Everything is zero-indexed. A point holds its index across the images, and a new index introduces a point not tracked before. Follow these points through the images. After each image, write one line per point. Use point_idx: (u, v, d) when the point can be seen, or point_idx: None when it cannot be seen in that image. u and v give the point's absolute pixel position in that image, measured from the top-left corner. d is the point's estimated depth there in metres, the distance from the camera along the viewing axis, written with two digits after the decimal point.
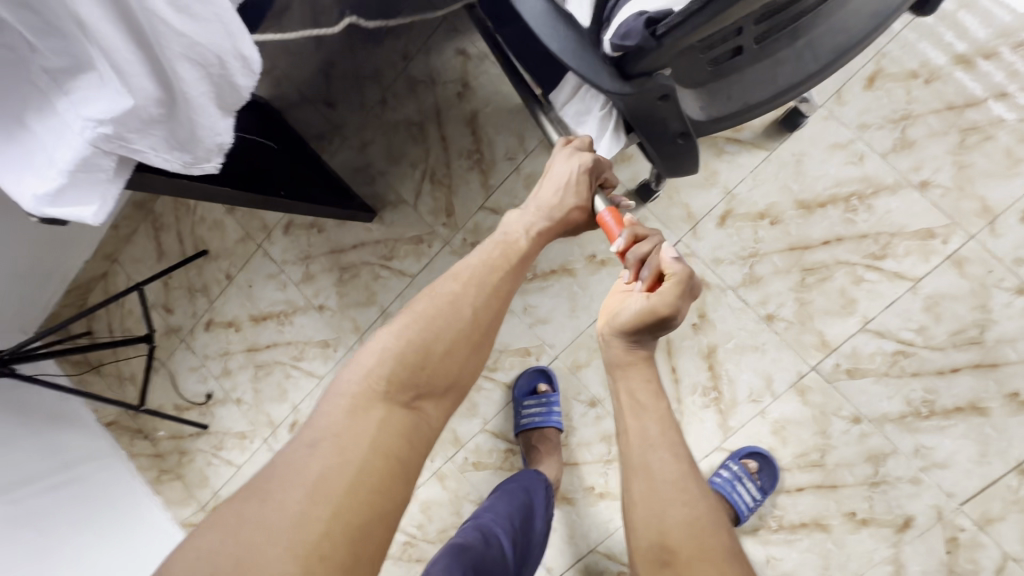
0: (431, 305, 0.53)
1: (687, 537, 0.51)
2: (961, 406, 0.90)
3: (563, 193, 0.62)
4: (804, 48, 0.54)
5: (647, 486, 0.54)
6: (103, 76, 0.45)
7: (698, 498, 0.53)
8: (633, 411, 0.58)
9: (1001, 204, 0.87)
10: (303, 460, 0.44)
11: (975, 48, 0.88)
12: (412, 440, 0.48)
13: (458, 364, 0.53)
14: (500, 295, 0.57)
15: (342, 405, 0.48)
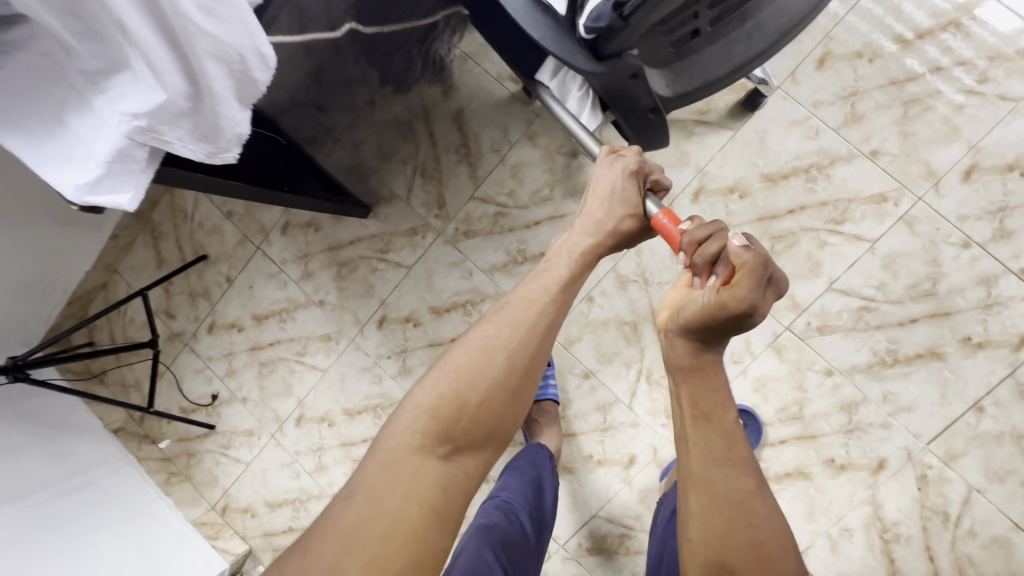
0: (467, 358, 0.60)
1: (749, 556, 0.53)
2: (922, 353, 0.98)
3: (609, 204, 0.69)
4: (753, 29, 0.62)
5: (708, 500, 0.55)
6: (137, 74, 0.50)
7: (764, 520, 0.54)
8: (697, 420, 0.57)
9: (943, 166, 0.96)
10: (343, 511, 0.52)
11: (910, 29, 0.97)
12: (448, 489, 0.55)
13: (493, 415, 0.59)
14: (535, 339, 0.63)
15: (383, 461, 0.55)
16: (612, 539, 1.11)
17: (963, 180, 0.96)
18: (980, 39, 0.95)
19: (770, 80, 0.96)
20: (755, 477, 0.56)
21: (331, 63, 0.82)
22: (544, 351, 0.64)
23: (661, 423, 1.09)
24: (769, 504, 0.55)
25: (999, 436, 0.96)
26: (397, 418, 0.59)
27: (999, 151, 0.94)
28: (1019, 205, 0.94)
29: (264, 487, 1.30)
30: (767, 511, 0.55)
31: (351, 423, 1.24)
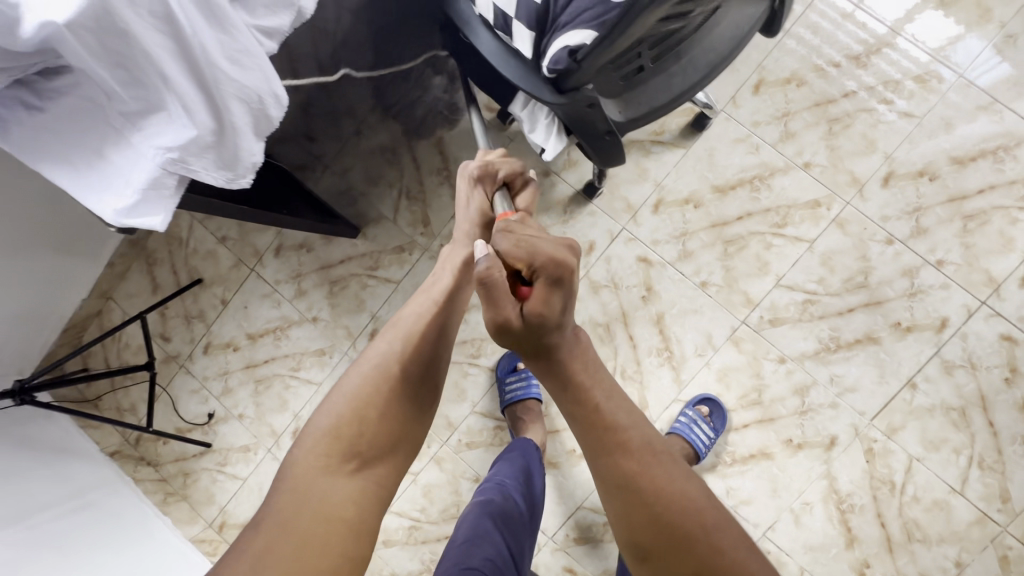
0: (363, 379, 0.69)
1: (653, 532, 0.60)
2: (860, 338, 1.11)
3: (468, 214, 0.80)
4: (687, 66, 0.75)
5: (605, 486, 0.64)
6: (171, 113, 0.59)
7: (665, 484, 0.62)
8: (574, 419, 0.66)
9: (865, 174, 1.11)
10: (254, 538, 0.59)
11: (830, 57, 1.12)
12: (360, 493, 0.64)
13: (391, 426, 0.68)
14: (430, 350, 0.73)
15: (296, 486, 0.62)
16: (598, 527, 1.19)
17: (883, 186, 1.10)
18: (888, 64, 1.11)
19: (713, 105, 1.09)
20: (643, 448, 0.64)
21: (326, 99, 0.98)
22: (436, 359, 0.74)
23: None
24: (662, 465, 0.63)
25: (931, 409, 1.09)
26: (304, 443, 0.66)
27: (911, 160, 1.09)
28: (931, 206, 1.09)
29: (261, 501, 1.34)
30: (659, 478, 0.62)
31: None
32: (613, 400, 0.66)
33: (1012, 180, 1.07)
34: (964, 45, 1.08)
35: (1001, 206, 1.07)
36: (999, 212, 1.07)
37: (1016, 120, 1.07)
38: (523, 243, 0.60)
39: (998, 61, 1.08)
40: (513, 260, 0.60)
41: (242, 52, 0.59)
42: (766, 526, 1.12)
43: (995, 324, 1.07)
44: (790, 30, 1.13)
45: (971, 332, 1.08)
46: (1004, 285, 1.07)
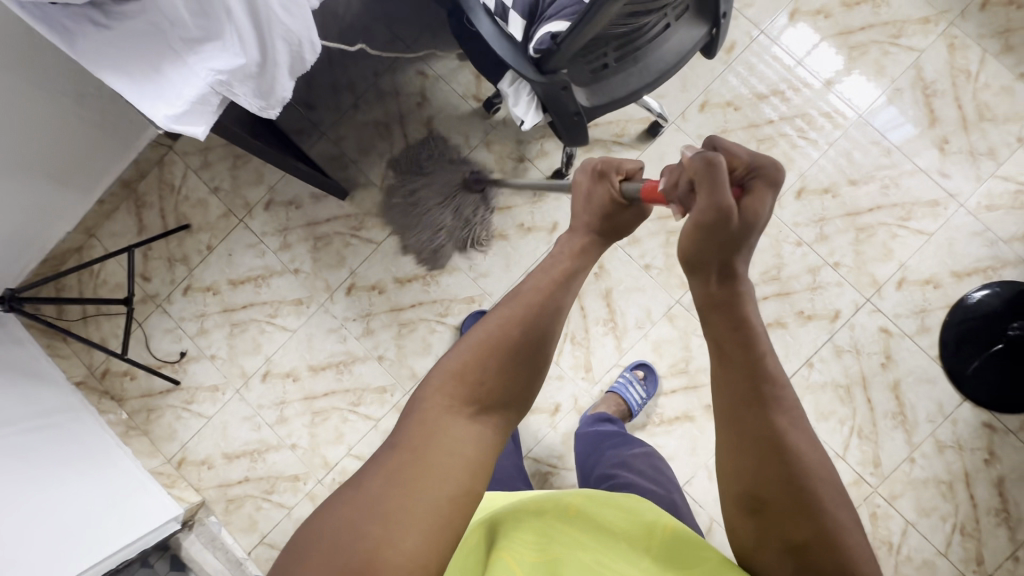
0: (487, 332, 0.62)
1: (784, 498, 0.52)
2: (771, 322, 1.32)
3: (589, 204, 0.75)
4: (642, 70, 0.95)
5: (737, 439, 0.55)
6: (225, 44, 0.73)
7: (810, 452, 0.54)
8: (722, 359, 0.58)
9: (784, 187, 1.34)
10: (377, 469, 0.53)
11: (763, 89, 1.36)
12: (475, 447, 0.56)
13: (511, 383, 0.61)
14: (550, 317, 0.64)
15: (416, 422, 0.57)
16: (540, 475, 1.32)
17: (796, 198, 1.33)
18: (807, 99, 1.35)
19: (666, 116, 1.31)
20: (800, 420, 0.55)
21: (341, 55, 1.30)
22: (557, 322, 0.66)
23: (581, 376, 1.34)
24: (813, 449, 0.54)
25: (823, 384, 1.31)
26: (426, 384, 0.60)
27: (819, 178, 1.33)
28: (832, 218, 1.32)
29: (223, 440, 1.41)
30: (807, 446, 0.54)
31: (315, 378, 1.40)
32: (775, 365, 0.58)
33: (895, 203, 1.32)
34: (874, 99, 1.34)
35: (885, 223, 1.32)
36: (883, 227, 1.32)
37: (902, 155, 1.33)
38: (747, 148, 0.60)
39: (900, 114, 1.34)
40: (732, 161, 0.60)
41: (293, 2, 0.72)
42: (684, 479, 1.30)
43: (876, 318, 1.31)
44: (732, 63, 1.37)
45: (857, 323, 1.31)
46: (884, 287, 1.31)
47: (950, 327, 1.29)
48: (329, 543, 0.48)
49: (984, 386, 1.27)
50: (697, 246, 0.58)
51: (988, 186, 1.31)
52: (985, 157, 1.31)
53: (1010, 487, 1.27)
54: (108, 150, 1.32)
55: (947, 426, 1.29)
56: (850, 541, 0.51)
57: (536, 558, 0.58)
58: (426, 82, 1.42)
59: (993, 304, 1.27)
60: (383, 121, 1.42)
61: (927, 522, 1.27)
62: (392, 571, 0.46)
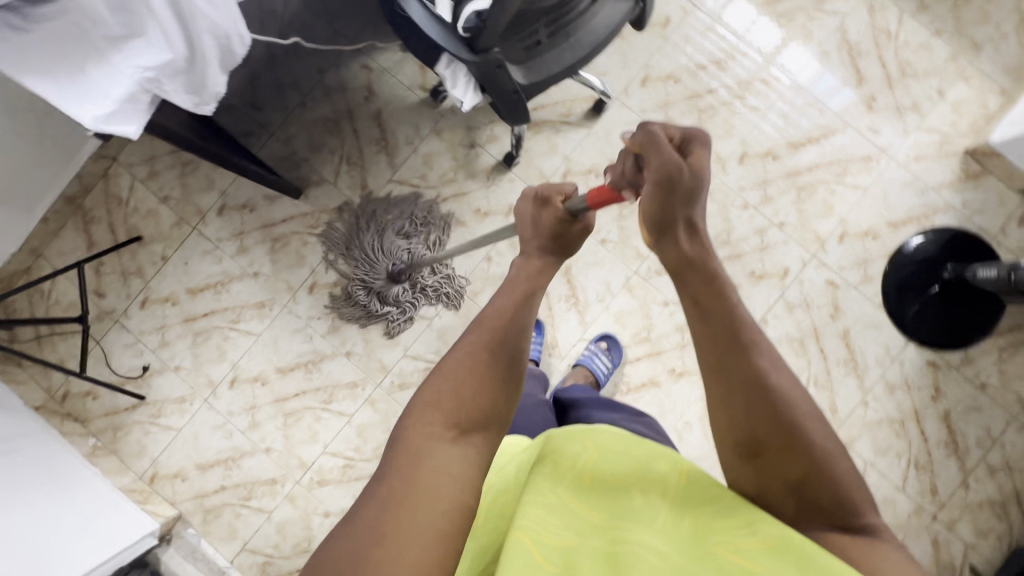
0: (458, 360, 0.59)
1: (775, 432, 0.54)
2: None
3: (536, 230, 0.72)
4: (575, 44, 0.97)
5: (727, 390, 0.56)
6: (149, 40, 0.72)
7: (793, 390, 0.55)
8: (700, 312, 0.59)
9: (727, 154, 1.39)
10: (361, 517, 0.49)
11: (700, 61, 1.41)
12: (463, 473, 0.53)
13: (489, 403, 0.58)
14: (522, 334, 0.63)
15: (399, 459, 0.53)
16: None
17: (739, 163, 1.38)
18: (742, 68, 1.41)
19: (609, 93, 1.34)
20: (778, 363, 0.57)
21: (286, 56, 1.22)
22: (527, 339, 0.63)
23: (548, 353, 1.37)
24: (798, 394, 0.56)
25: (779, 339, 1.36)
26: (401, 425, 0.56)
27: (759, 143, 1.39)
28: (774, 179, 1.38)
29: (196, 450, 1.39)
30: (789, 383, 0.56)
31: (284, 379, 1.40)
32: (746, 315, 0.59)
33: (831, 161, 1.38)
34: (806, 63, 1.40)
35: (824, 181, 1.38)
36: (822, 185, 1.38)
37: (833, 115, 1.39)
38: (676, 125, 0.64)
39: (830, 76, 1.40)
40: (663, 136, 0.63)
41: None
42: None
43: (822, 272, 1.37)
44: (668, 37, 1.41)
45: (806, 278, 1.37)
46: (828, 241, 1.37)
47: (890, 277, 1.36)
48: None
49: (926, 328, 1.35)
50: (661, 211, 0.60)
51: (915, 138, 1.38)
52: (910, 111, 1.38)
53: (956, 420, 1.35)
54: (47, 169, 1.24)
55: (895, 368, 1.36)
56: (839, 469, 0.53)
57: (556, 538, 0.50)
58: (371, 75, 1.43)
59: (927, 250, 1.35)
60: (332, 118, 1.42)
61: (883, 460, 1.35)
62: None
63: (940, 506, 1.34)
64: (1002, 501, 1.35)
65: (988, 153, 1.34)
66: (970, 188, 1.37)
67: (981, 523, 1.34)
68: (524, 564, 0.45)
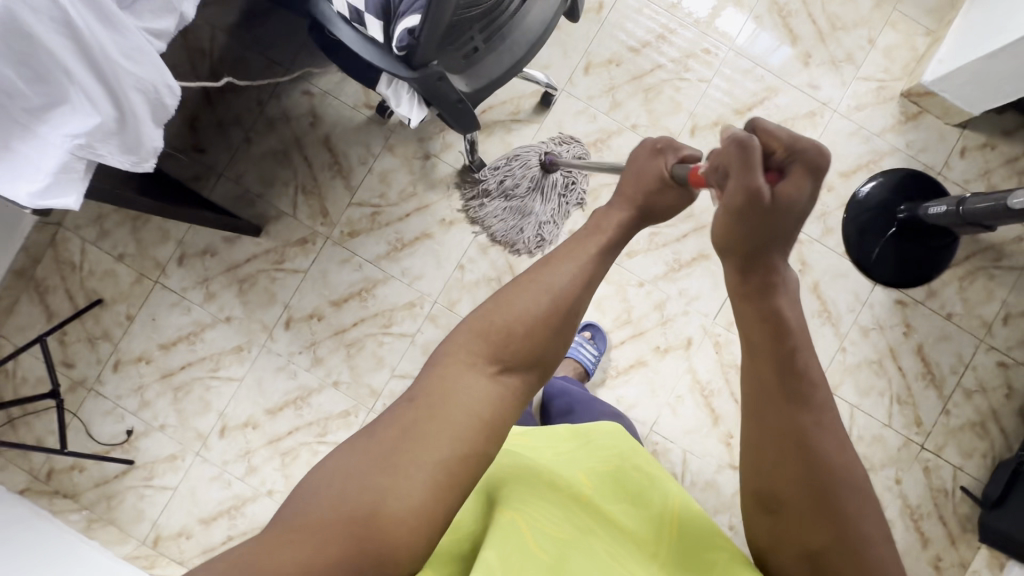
0: (515, 298, 0.65)
1: (799, 497, 0.60)
2: (694, 257, 1.40)
3: (638, 182, 0.73)
4: (513, 45, 0.97)
5: (764, 434, 0.63)
6: (74, 105, 0.69)
7: (835, 459, 0.60)
8: (751, 359, 0.64)
9: (678, 129, 1.41)
10: (399, 411, 0.59)
11: (639, 40, 1.42)
12: (492, 401, 0.61)
13: (536, 350, 0.64)
14: (578, 293, 0.66)
15: (433, 375, 0.62)
16: None
17: (691, 137, 1.41)
18: (680, 42, 1.42)
19: (554, 85, 1.34)
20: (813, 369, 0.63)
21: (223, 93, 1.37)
22: (586, 294, 0.67)
23: None
24: (834, 434, 0.61)
25: None
26: (452, 343, 0.64)
27: (707, 113, 1.41)
28: None
29: (196, 505, 1.36)
30: (832, 452, 0.60)
31: (274, 420, 1.38)
32: (814, 369, 0.63)
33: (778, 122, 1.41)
34: (743, 28, 1.43)
35: None
36: None
37: (773, 77, 1.42)
38: (786, 127, 0.57)
39: (767, 39, 1.43)
40: (769, 143, 0.58)
41: (135, 48, 0.71)
42: (651, 421, 1.37)
43: None
44: (604, 22, 1.41)
45: None
46: None
47: (850, 225, 1.40)
48: (337, 485, 0.54)
49: (889, 269, 1.40)
50: (728, 229, 0.60)
51: (853, 88, 1.42)
52: (845, 63, 1.42)
53: (929, 351, 1.41)
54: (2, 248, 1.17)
55: (866, 312, 1.41)
56: (867, 555, 0.58)
57: (552, 530, 0.63)
58: (313, 100, 1.40)
59: (881, 194, 1.39)
60: (280, 149, 1.39)
61: (868, 401, 1.40)
62: (401, 501, 0.53)
63: (925, 436, 1.41)
64: (981, 421, 1.41)
65: (923, 93, 1.39)
66: (911, 129, 1.42)
67: (965, 445, 1.41)
68: (514, 547, 0.59)
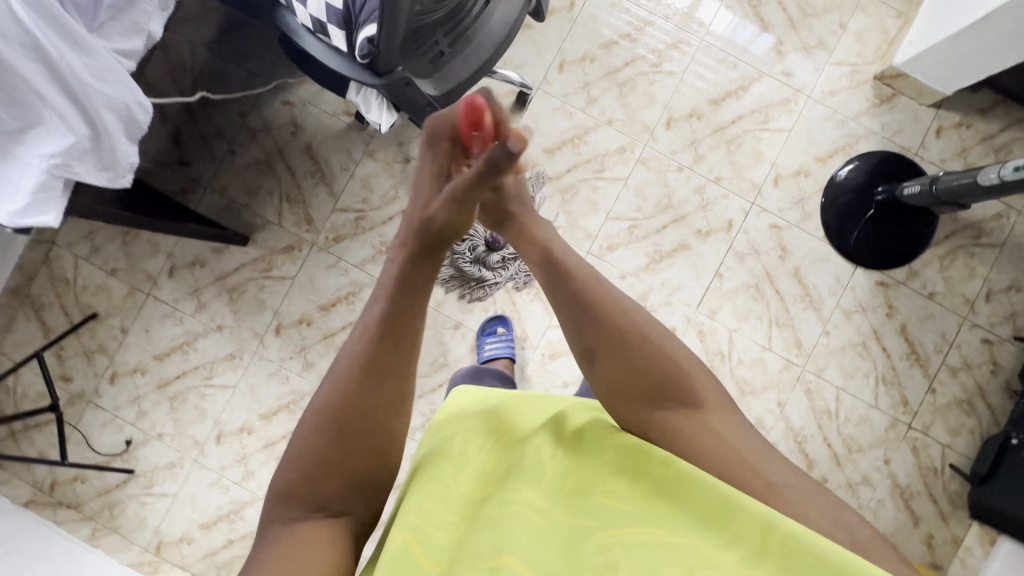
0: (325, 397, 0.62)
1: (598, 332, 0.70)
2: (676, 247, 1.41)
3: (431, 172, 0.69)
4: (478, 48, 0.99)
5: (561, 297, 0.73)
6: (49, 127, 0.72)
7: (617, 295, 0.72)
8: (539, 240, 0.77)
9: (654, 121, 1.42)
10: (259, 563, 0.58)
11: (611, 36, 1.43)
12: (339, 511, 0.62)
13: (356, 435, 0.62)
14: (376, 356, 0.63)
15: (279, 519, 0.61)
16: None
17: (667, 129, 1.42)
18: (653, 36, 1.44)
19: (529, 84, 1.36)
20: (603, 284, 0.73)
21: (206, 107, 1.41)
22: (390, 353, 0.64)
23: (521, 346, 1.40)
24: (603, 278, 0.74)
25: (736, 290, 1.41)
26: (278, 515, 0.61)
27: (682, 105, 1.43)
28: (702, 137, 1.42)
29: (196, 511, 1.39)
30: (608, 290, 0.73)
31: (269, 424, 1.41)
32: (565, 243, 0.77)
33: (753, 111, 1.43)
34: (720, 18, 1.44)
35: (750, 131, 1.43)
36: (749, 134, 1.43)
37: (747, 66, 1.43)
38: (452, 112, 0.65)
39: (745, 26, 1.44)
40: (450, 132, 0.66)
41: (105, 69, 0.75)
42: None
43: (764, 217, 1.42)
44: (577, 19, 1.43)
45: (749, 227, 1.42)
46: (763, 188, 1.42)
47: (829, 209, 1.41)
48: None
49: (870, 251, 1.41)
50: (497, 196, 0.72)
51: (827, 74, 1.43)
52: (817, 49, 1.43)
53: (913, 331, 1.42)
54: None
55: (848, 294, 1.42)
56: (669, 356, 0.69)
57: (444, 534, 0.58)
58: (294, 110, 1.42)
59: (859, 177, 1.41)
60: (263, 159, 1.42)
61: (853, 383, 1.42)
62: None
63: (913, 415, 1.42)
64: (967, 398, 1.42)
65: (895, 75, 1.39)
66: (885, 112, 1.43)
67: (952, 423, 1.42)
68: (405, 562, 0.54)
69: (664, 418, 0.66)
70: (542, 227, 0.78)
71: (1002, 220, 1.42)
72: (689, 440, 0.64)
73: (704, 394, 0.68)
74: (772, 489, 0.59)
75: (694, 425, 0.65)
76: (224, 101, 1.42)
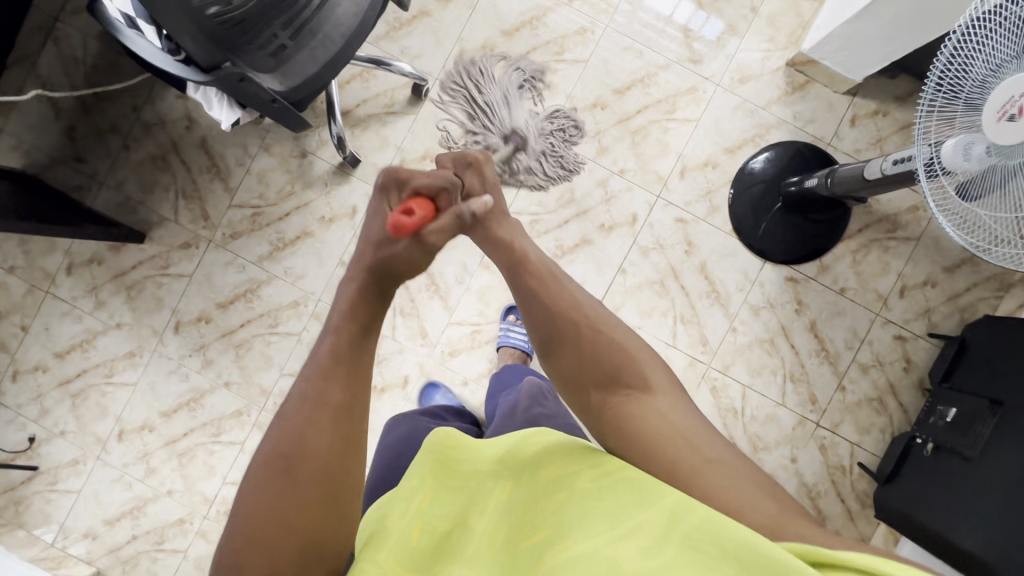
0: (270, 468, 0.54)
1: (558, 319, 0.67)
2: (578, 243, 1.38)
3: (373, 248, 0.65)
4: (324, 40, 0.96)
5: (523, 287, 0.71)
6: None
7: (570, 285, 0.70)
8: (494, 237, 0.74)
9: (556, 112, 1.38)
10: None
11: (513, 22, 1.38)
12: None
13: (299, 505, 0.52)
14: (328, 417, 0.56)
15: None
16: None
17: (569, 120, 1.38)
18: (556, 23, 1.38)
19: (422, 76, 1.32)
20: (556, 278, 0.71)
21: (97, 100, 1.39)
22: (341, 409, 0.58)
23: (419, 343, 1.38)
24: (558, 272, 0.72)
25: (640, 286, 1.38)
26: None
27: (585, 95, 1.38)
28: (606, 129, 1.38)
29: (99, 507, 1.40)
30: (566, 284, 0.70)
31: (169, 422, 1.40)
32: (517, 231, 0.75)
33: (659, 100, 1.38)
34: (676, 7, 1.38)
35: (655, 121, 1.38)
36: (655, 125, 1.38)
37: (653, 53, 1.38)
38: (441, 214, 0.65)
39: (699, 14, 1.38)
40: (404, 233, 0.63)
41: None
42: None
43: (669, 211, 1.38)
44: (476, 6, 1.38)
45: (654, 221, 1.38)
46: (669, 180, 1.38)
47: (736, 202, 1.37)
48: None
49: (780, 246, 1.36)
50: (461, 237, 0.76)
51: (738, 60, 1.38)
52: (727, 35, 1.38)
53: (823, 327, 1.39)
54: None
55: (756, 290, 1.38)
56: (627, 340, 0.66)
57: None
58: (188, 103, 1.39)
59: (770, 169, 1.36)
60: (158, 154, 1.40)
61: (760, 380, 1.39)
62: None
63: (822, 413, 1.39)
64: (879, 396, 1.39)
65: (806, 62, 1.34)
66: (798, 100, 1.38)
67: (862, 421, 1.39)
68: None
69: (627, 404, 0.63)
70: (508, 228, 0.75)
71: (918, 213, 1.37)
72: (630, 422, 0.61)
73: (660, 380, 0.65)
74: (710, 464, 0.57)
75: (636, 406, 0.62)
76: (115, 93, 1.39)
